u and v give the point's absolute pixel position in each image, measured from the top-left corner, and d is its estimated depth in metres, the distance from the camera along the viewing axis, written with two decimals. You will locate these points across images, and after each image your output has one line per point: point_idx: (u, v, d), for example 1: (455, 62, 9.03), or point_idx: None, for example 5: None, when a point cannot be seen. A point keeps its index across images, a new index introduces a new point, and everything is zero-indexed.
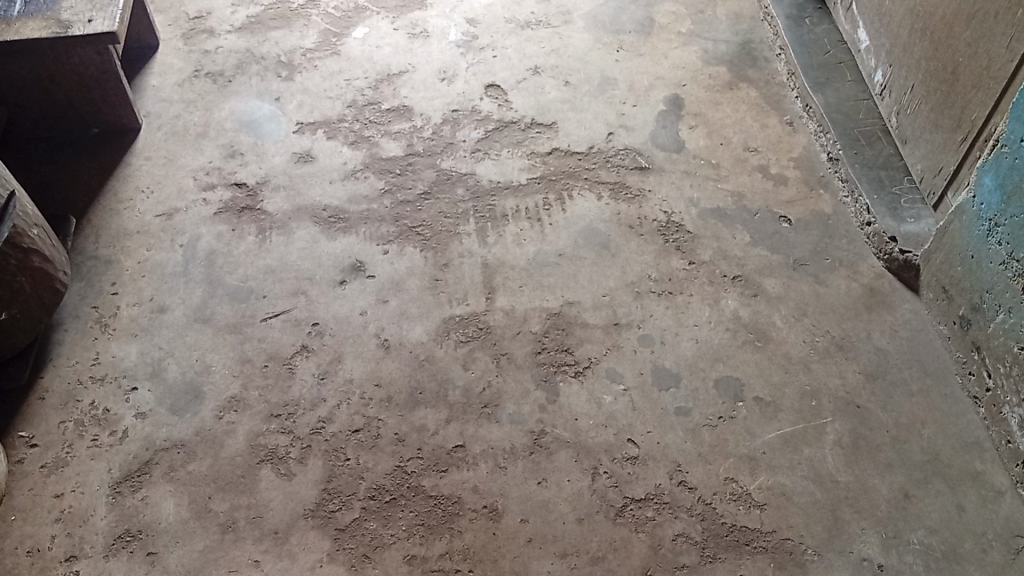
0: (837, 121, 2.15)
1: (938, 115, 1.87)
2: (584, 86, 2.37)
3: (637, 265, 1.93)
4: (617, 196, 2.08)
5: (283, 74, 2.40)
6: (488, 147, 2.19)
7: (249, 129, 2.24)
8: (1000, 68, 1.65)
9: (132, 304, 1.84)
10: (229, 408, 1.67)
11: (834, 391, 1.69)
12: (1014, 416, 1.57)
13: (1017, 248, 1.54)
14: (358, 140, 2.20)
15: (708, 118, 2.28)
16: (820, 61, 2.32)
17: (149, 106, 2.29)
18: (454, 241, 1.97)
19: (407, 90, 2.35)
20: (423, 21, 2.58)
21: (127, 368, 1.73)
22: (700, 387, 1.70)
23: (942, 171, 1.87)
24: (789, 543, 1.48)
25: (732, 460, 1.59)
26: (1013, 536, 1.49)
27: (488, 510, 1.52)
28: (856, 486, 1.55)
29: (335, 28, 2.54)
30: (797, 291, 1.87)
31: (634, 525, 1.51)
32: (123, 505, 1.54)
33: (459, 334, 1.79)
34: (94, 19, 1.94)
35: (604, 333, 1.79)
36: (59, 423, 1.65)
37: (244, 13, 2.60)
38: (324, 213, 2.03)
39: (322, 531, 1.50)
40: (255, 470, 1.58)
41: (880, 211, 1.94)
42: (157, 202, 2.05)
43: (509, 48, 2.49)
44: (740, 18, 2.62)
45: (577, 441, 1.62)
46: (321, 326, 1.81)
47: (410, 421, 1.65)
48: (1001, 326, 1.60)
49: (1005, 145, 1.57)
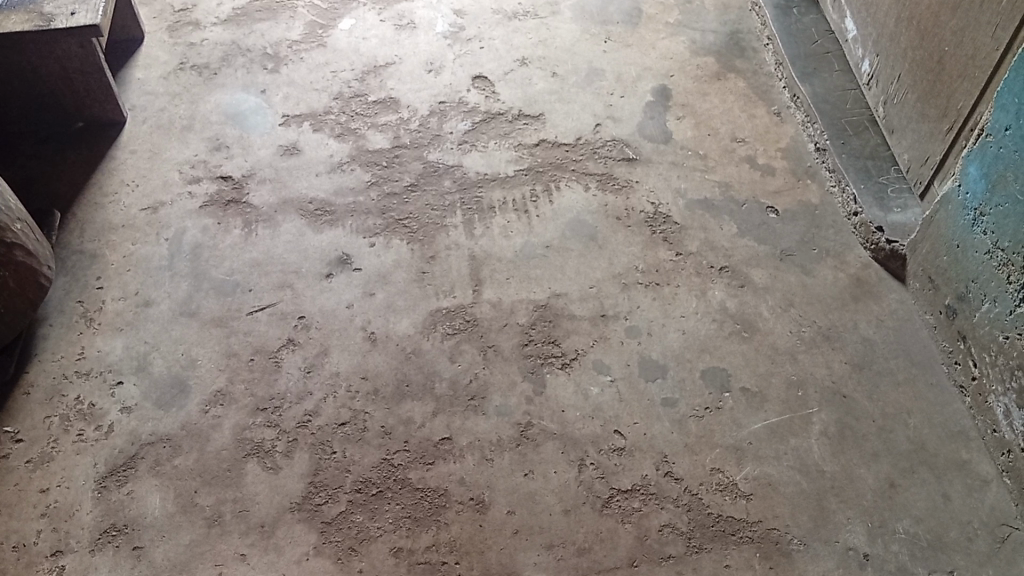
0: (824, 111, 2.15)
1: (925, 104, 1.86)
2: (572, 77, 2.36)
3: (625, 256, 1.92)
4: (605, 187, 2.07)
5: (269, 66, 2.38)
6: (475, 139, 2.18)
7: (234, 122, 2.22)
8: (985, 57, 1.65)
9: (117, 298, 1.83)
10: (214, 401, 1.66)
11: (821, 380, 1.70)
12: (999, 405, 1.57)
13: (1001, 237, 1.55)
14: (345, 132, 2.19)
15: (696, 109, 2.28)
16: (808, 51, 2.31)
17: (134, 99, 2.27)
18: (442, 233, 1.96)
19: (394, 82, 2.33)
20: (410, 12, 2.56)
21: (113, 362, 1.72)
22: (687, 378, 1.70)
23: (928, 161, 1.87)
24: (775, 533, 1.49)
25: (719, 450, 1.59)
26: (998, 524, 1.50)
27: (475, 502, 1.52)
28: (842, 476, 1.56)
29: (321, 19, 2.52)
30: (784, 281, 1.87)
31: (621, 516, 1.51)
32: (108, 500, 1.53)
33: (446, 327, 1.78)
34: (77, 12, 1.92)
35: (591, 325, 1.79)
36: (44, 418, 1.64)
37: (230, 4, 2.58)
38: (311, 205, 2.02)
39: (308, 524, 1.50)
40: (241, 464, 1.58)
41: (867, 201, 1.94)
42: (142, 195, 2.04)
43: (497, 39, 2.48)
44: (729, 9, 2.61)
45: (564, 433, 1.62)
46: (307, 319, 1.80)
47: (397, 414, 1.64)
48: (986, 315, 1.60)
49: (990, 134, 1.57)
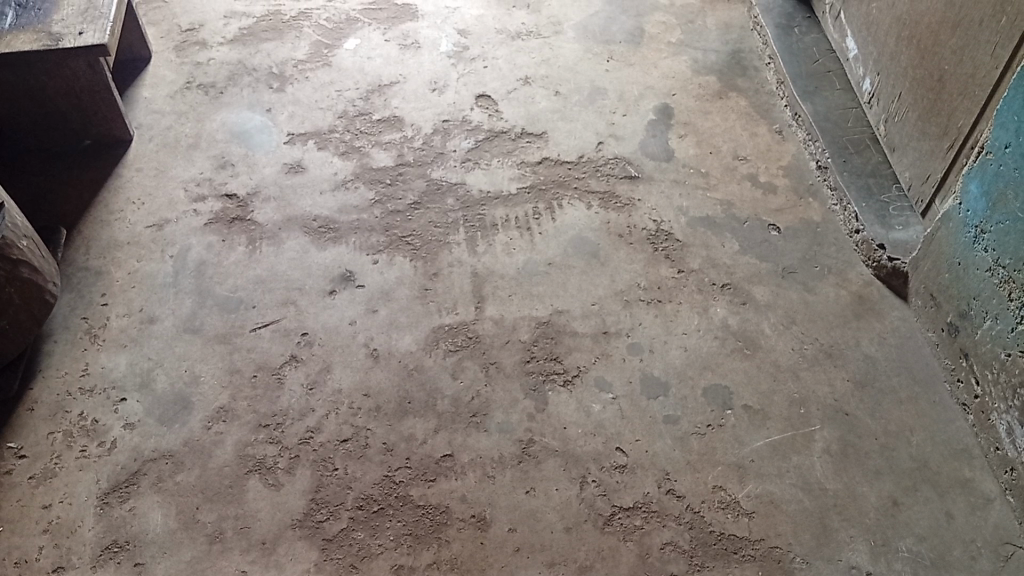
0: (825, 130, 2.16)
1: (925, 122, 1.88)
2: (574, 96, 2.38)
3: (627, 273, 1.93)
4: (607, 205, 2.08)
5: (275, 85, 2.41)
6: (478, 157, 2.20)
7: (240, 140, 2.25)
8: (985, 76, 1.66)
9: (122, 315, 1.84)
10: (217, 418, 1.67)
11: (823, 398, 1.69)
12: (1001, 423, 1.57)
13: (1002, 254, 1.55)
14: (349, 151, 2.21)
15: (698, 127, 2.29)
16: (809, 70, 2.33)
17: (141, 117, 2.30)
18: (444, 251, 1.97)
19: (398, 101, 2.36)
20: (415, 32, 2.59)
21: (116, 379, 1.73)
22: (689, 395, 1.70)
23: (929, 179, 1.88)
24: (777, 551, 1.48)
25: (721, 468, 1.59)
26: (1003, 543, 1.49)
27: (476, 520, 1.52)
28: (845, 494, 1.55)
29: (327, 39, 2.56)
30: (785, 298, 1.87)
31: (623, 534, 1.50)
32: (110, 516, 1.53)
33: (448, 343, 1.79)
34: (85, 32, 1.95)
35: (593, 342, 1.79)
36: (48, 434, 1.64)
37: (237, 25, 2.61)
38: (315, 223, 2.04)
39: (310, 541, 1.50)
40: (243, 480, 1.58)
41: (868, 218, 1.95)
42: (148, 213, 2.06)
43: (500, 59, 2.50)
44: (730, 28, 2.63)
45: (566, 450, 1.61)
46: (310, 336, 1.81)
47: (399, 430, 1.65)
48: (988, 332, 1.60)
49: (990, 152, 1.58)
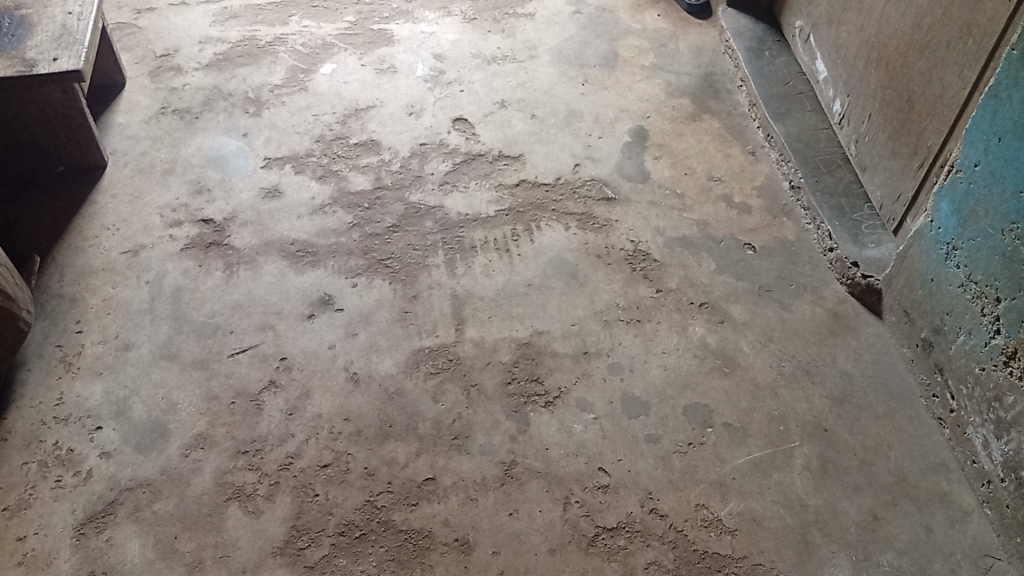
0: (797, 150, 2.21)
1: (895, 142, 1.93)
2: (551, 118, 2.41)
3: (606, 293, 1.95)
4: (584, 226, 2.10)
5: (250, 110, 2.41)
6: (456, 179, 2.21)
7: (216, 165, 2.24)
8: (953, 97, 1.71)
9: (97, 342, 1.81)
10: (195, 445, 1.64)
11: (802, 415, 1.71)
12: (977, 436, 1.59)
13: (974, 270, 1.59)
14: (327, 175, 2.21)
15: (672, 149, 2.33)
16: (780, 92, 2.38)
17: (116, 143, 2.29)
18: (424, 273, 1.98)
19: (375, 125, 2.37)
20: (391, 56, 2.61)
21: (91, 407, 1.70)
22: (670, 414, 1.71)
23: (900, 198, 1.93)
24: (760, 569, 1.48)
25: (703, 486, 1.59)
26: (981, 556, 1.51)
27: (460, 543, 1.51)
28: (825, 510, 1.56)
29: (303, 64, 2.57)
30: (762, 317, 1.90)
31: (607, 554, 1.50)
32: (86, 547, 1.50)
33: (429, 366, 1.78)
34: (59, 58, 1.93)
35: (573, 362, 1.80)
36: (21, 464, 1.61)
37: (212, 50, 2.61)
38: (293, 247, 2.03)
39: (290, 569, 1.47)
40: (221, 508, 1.55)
41: (841, 237, 1.99)
42: (123, 239, 2.04)
43: (476, 83, 2.53)
44: (702, 52, 2.69)
45: (549, 471, 1.61)
46: (289, 360, 1.79)
47: (380, 454, 1.63)
48: (961, 347, 1.63)
49: (959, 171, 1.62)
